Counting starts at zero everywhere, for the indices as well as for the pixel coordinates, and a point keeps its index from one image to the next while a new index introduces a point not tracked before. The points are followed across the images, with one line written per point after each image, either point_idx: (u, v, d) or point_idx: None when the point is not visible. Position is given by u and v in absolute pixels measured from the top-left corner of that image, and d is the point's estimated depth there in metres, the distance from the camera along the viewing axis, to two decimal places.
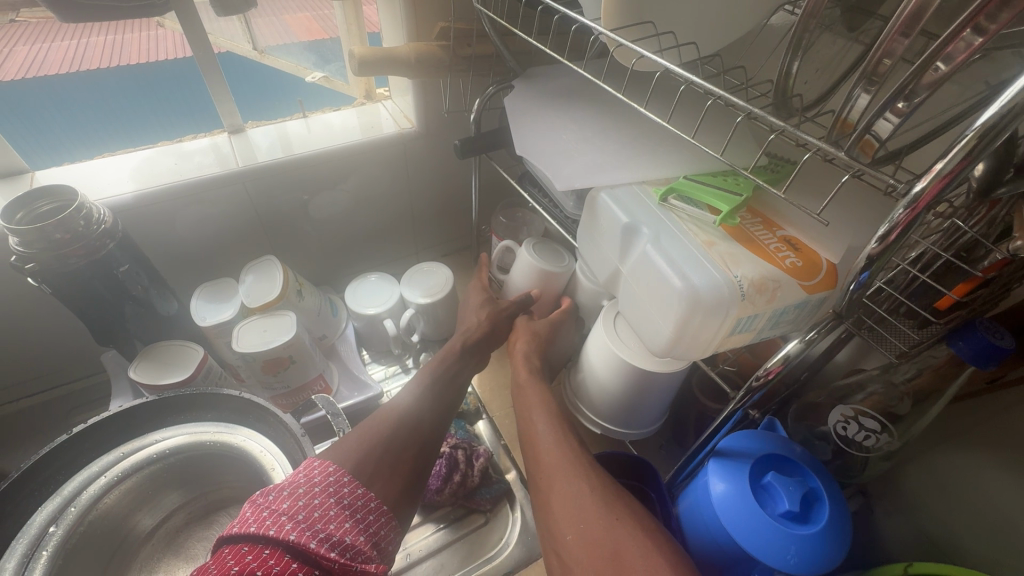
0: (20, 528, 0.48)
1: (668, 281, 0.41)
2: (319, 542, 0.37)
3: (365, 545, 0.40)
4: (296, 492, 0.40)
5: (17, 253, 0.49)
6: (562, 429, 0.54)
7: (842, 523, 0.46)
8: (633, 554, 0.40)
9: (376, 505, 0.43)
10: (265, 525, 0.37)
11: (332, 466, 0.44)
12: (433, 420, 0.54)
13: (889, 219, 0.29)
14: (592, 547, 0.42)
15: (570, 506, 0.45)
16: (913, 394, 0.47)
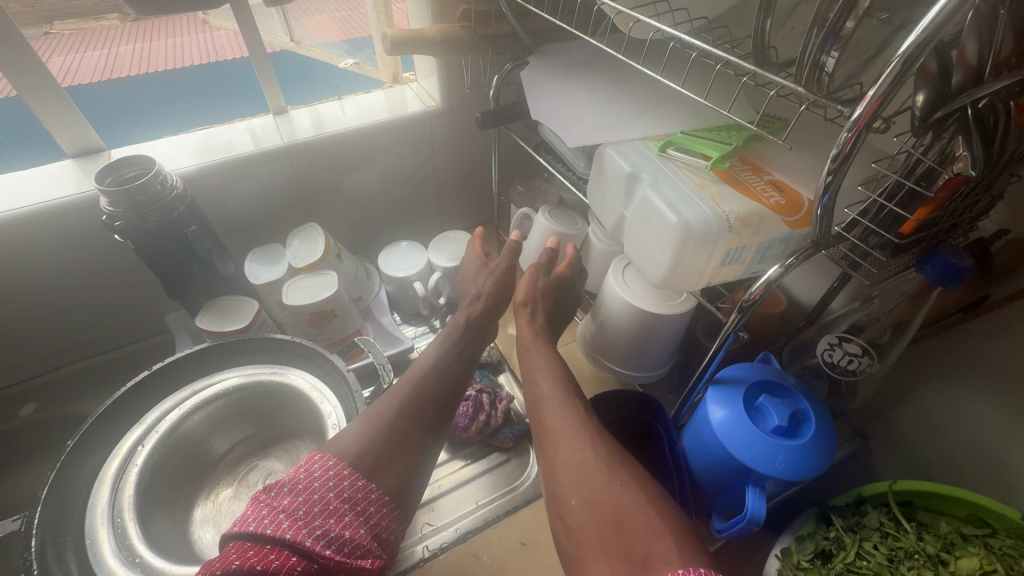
0: (114, 447, 0.57)
1: (664, 220, 0.47)
2: (315, 538, 0.41)
3: (361, 539, 0.44)
4: (297, 488, 0.45)
5: (108, 213, 0.58)
6: (566, 396, 0.58)
7: (826, 438, 0.52)
8: (635, 518, 0.43)
9: (376, 497, 0.47)
10: (263, 524, 0.41)
11: (332, 460, 0.47)
12: (446, 391, 0.59)
13: (838, 144, 0.35)
14: (595, 513, 0.45)
15: (574, 472, 0.49)
16: (894, 324, 0.52)
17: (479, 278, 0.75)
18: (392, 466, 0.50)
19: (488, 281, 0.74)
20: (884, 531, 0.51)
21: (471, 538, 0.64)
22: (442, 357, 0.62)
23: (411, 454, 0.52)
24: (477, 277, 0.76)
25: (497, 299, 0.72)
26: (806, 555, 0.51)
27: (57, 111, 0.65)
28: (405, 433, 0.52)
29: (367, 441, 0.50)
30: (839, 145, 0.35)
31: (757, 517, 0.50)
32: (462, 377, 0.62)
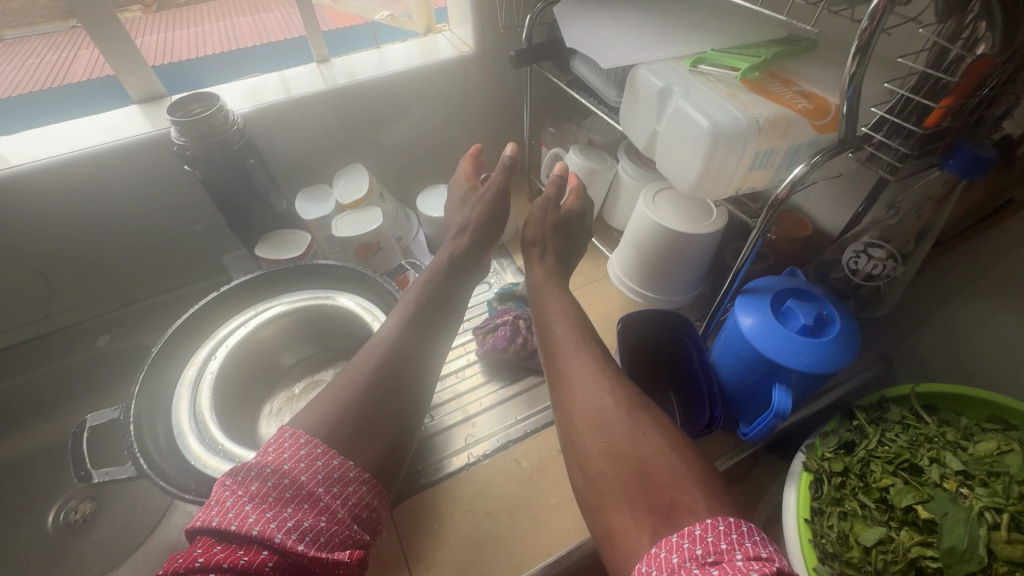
0: (190, 359, 0.63)
1: (696, 128, 0.50)
2: (287, 532, 0.41)
3: (337, 525, 0.44)
4: (266, 473, 0.45)
5: (180, 144, 0.64)
6: (582, 342, 0.59)
7: (850, 337, 0.55)
8: (659, 469, 0.46)
9: (355, 475, 0.47)
10: (228, 518, 0.41)
11: (303, 438, 0.47)
12: (423, 327, 0.60)
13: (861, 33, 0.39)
14: (618, 463, 0.48)
15: (595, 423, 0.51)
16: (919, 231, 0.55)
17: (465, 208, 0.73)
18: (384, 411, 0.52)
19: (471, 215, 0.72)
20: (905, 423, 0.54)
21: (511, 447, 0.69)
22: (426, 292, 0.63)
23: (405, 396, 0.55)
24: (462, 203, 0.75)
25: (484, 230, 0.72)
26: (830, 447, 0.55)
27: (124, 56, 0.70)
28: (394, 378, 0.54)
29: (356, 391, 0.52)
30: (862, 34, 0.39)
31: (784, 410, 0.54)
32: (438, 309, 0.62)
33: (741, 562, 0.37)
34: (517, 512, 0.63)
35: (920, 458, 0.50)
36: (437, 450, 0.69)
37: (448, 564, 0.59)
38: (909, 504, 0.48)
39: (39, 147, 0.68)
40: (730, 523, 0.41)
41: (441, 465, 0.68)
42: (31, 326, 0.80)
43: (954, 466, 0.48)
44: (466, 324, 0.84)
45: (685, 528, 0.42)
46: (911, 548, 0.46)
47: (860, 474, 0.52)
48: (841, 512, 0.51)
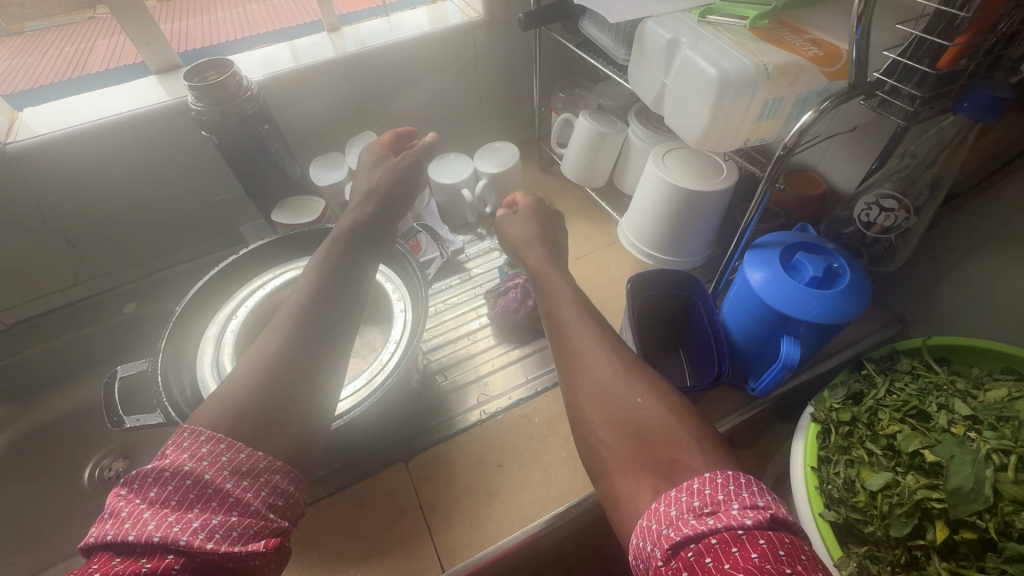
0: (212, 319, 0.65)
1: (705, 78, 0.50)
2: (195, 531, 0.38)
3: (252, 517, 0.41)
4: (164, 476, 0.41)
5: (197, 109, 0.65)
6: (581, 311, 0.59)
7: (861, 289, 0.55)
8: (657, 430, 0.47)
9: (267, 463, 0.44)
10: (125, 529, 0.37)
11: (204, 433, 0.44)
12: (327, 283, 0.57)
13: None
14: (617, 429, 0.49)
15: (593, 392, 0.52)
16: (933, 182, 0.54)
17: (374, 170, 0.72)
18: (303, 369, 0.50)
19: (380, 179, 0.71)
20: (915, 373, 0.54)
21: (522, 405, 0.71)
22: (335, 255, 0.60)
23: (320, 352, 0.52)
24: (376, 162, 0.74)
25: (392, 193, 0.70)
26: (838, 398, 0.55)
27: (143, 27, 0.72)
28: (306, 339, 0.52)
29: (268, 364, 0.49)
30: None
31: (792, 360, 0.55)
32: (359, 246, 0.63)
33: (736, 511, 0.38)
34: (529, 464, 0.65)
35: (929, 405, 0.50)
36: (450, 408, 0.71)
37: (462, 513, 0.62)
38: (915, 449, 0.48)
39: (65, 116, 0.71)
40: (727, 475, 0.41)
41: (454, 421, 0.69)
42: (62, 293, 0.84)
43: (963, 412, 0.48)
44: (478, 290, 0.86)
45: (683, 484, 0.42)
46: (918, 490, 0.46)
47: (868, 423, 0.52)
48: (849, 460, 0.52)
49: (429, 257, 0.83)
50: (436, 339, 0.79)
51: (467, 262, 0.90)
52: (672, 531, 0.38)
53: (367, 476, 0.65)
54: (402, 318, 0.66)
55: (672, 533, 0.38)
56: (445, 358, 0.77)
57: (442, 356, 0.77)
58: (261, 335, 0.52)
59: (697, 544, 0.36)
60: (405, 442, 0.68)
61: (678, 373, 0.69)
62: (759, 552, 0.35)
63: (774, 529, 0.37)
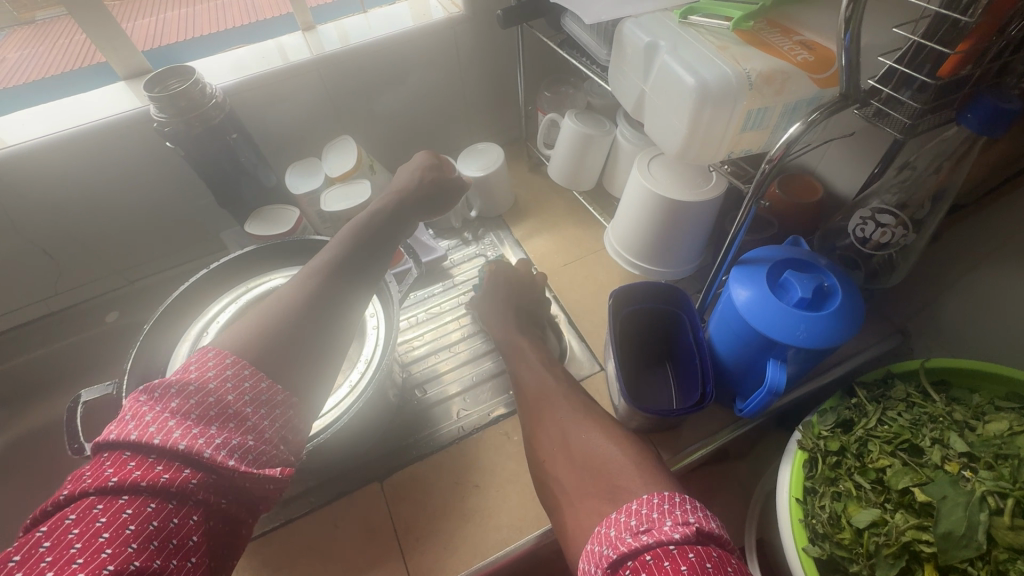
0: (183, 336, 0.63)
1: (682, 86, 0.46)
2: (216, 447, 0.39)
3: (267, 443, 0.42)
4: (187, 390, 0.41)
5: (159, 120, 0.63)
6: (545, 364, 0.65)
7: (852, 311, 0.51)
8: (604, 461, 0.50)
9: (283, 398, 0.44)
10: (149, 433, 0.37)
11: (230, 357, 0.44)
12: (350, 257, 0.56)
13: None
14: (568, 464, 0.52)
15: (548, 433, 0.56)
16: (934, 195, 0.51)
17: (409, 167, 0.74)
18: (310, 331, 0.48)
19: (415, 180, 0.71)
20: (910, 402, 0.51)
21: (502, 422, 0.69)
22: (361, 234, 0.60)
23: (334, 321, 0.51)
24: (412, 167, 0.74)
25: (428, 193, 0.71)
26: (827, 425, 0.52)
27: (105, 31, 0.69)
28: (335, 295, 0.52)
29: (300, 306, 0.49)
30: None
31: (777, 386, 0.52)
32: (398, 219, 0.65)
33: (667, 527, 0.39)
34: (506, 485, 0.63)
35: (922, 439, 0.47)
36: (430, 423, 0.69)
37: (436, 533, 0.60)
38: (906, 486, 0.45)
39: (30, 126, 0.69)
40: (663, 495, 0.43)
41: (432, 438, 0.68)
42: (42, 304, 0.83)
43: (958, 448, 0.45)
44: (461, 298, 0.83)
45: (625, 505, 0.44)
46: (906, 531, 0.43)
47: (857, 454, 0.49)
48: (836, 493, 0.48)
49: (404, 266, 0.80)
50: (418, 350, 0.78)
51: (452, 269, 0.87)
52: (611, 550, 0.40)
53: (341, 496, 0.64)
54: (375, 334, 0.64)
55: (608, 552, 0.40)
56: (426, 370, 0.75)
57: (423, 368, 0.75)
58: (283, 287, 0.52)
59: (633, 561, 0.38)
60: (383, 459, 0.66)
61: (665, 392, 0.66)
62: (688, 564, 0.36)
63: (703, 543, 0.38)
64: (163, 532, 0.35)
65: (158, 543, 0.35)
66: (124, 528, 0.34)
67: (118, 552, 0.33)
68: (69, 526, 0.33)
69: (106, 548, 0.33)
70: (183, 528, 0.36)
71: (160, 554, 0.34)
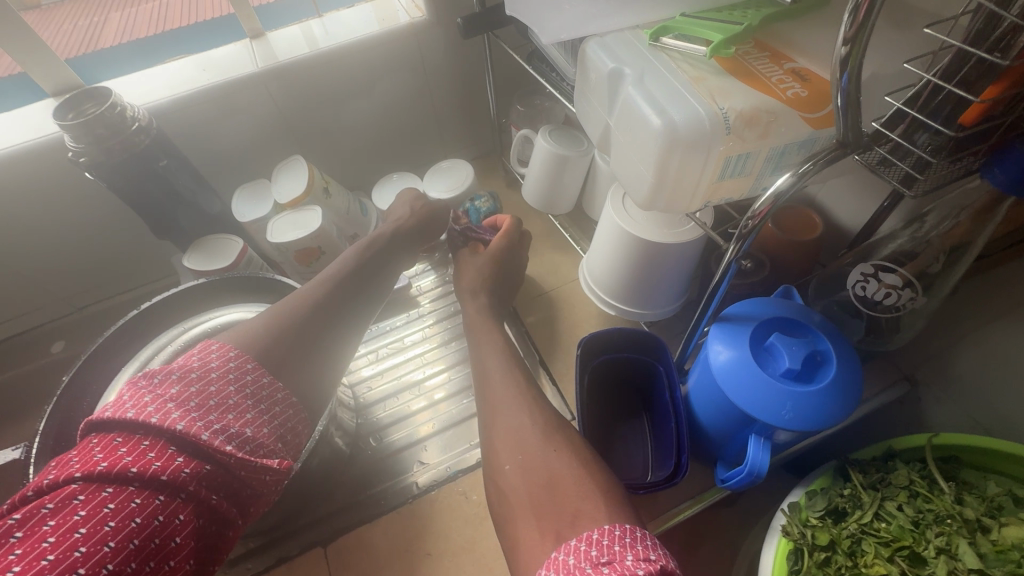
0: (111, 385, 0.58)
1: (647, 124, 0.39)
2: (214, 432, 0.38)
3: (266, 437, 0.41)
4: (190, 377, 0.40)
5: (73, 148, 0.57)
6: (511, 361, 0.54)
7: (848, 385, 0.44)
8: (566, 483, 0.40)
9: (283, 397, 0.44)
10: (146, 413, 0.36)
11: (233, 351, 0.44)
12: (360, 268, 0.58)
13: (855, 2, 0.26)
14: (530, 474, 0.42)
15: (511, 436, 0.46)
16: (949, 249, 0.43)
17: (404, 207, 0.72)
18: (312, 345, 0.48)
19: (407, 213, 0.70)
20: (914, 491, 0.44)
21: (461, 478, 0.63)
22: (372, 245, 0.62)
23: (340, 338, 0.52)
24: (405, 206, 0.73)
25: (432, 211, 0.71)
26: (816, 512, 0.45)
27: (22, 46, 0.62)
28: (342, 307, 0.53)
29: (309, 312, 0.50)
30: (856, 3, 0.26)
31: (760, 469, 0.45)
32: (418, 237, 0.67)
33: (629, 562, 0.33)
34: (461, 553, 0.58)
35: (926, 546, 0.40)
36: (383, 477, 0.64)
37: None
38: None
39: None
40: (626, 528, 0.36)
41: (383, 495, 0.62)
42: None
43: (969, 562, 0.38)
44: (425, 331, 0.77)
45: (585, 533, 0.36)
46: None
47: (849, 552, 0.42)
48: None
49: None
50: (375, 391, 0.71)
51: (419, 297, 0.81)
52: None
53: (280, 562, 0.59)
54: None
55: None
56: (381, 416, 0.68)
57: (378, 414, 0.69)
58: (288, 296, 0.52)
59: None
60: (329, 518, 0.61)
61: (641, 452, 0.59)
62: None
63: None
64: (146, 530, 0.33)
65: (138, 542, 0.32)
66: (103, 524, 0.32)
67: (92, 552, 0.31)
68: (45, 517, 0.31)
69: (79, 546, 0.30)
70: (167, 527, 0.34)
71: (139, 555, 0.32)
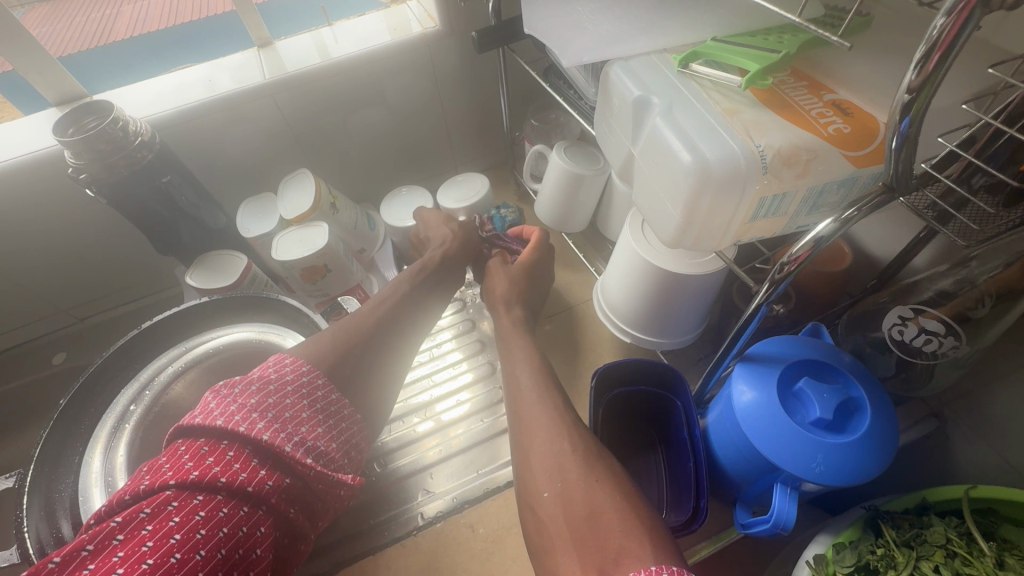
0: (109, 407, 0.57)
1: (676, 160, 0.36)
2: (294, 445, 0.39)
3: (336, 451, 0.42)
4: (268, 389, 0.41)
5: (73, 164, 0.55)
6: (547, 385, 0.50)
7: (882, 436, 0.41)
8: (608, 516, 0.36)
9: (349, 413, 0.45)
10: (234, 421, 0.38)
11: (305, 366, 0.44)
12: (407, 295, 0.56)
13: (927, 38, 0.23)
14: (568, 502, 0.38)
15: (550, 464, 0.42)
16: (996, 293, 0.41)
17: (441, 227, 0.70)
18: (373, 360, 0.48)
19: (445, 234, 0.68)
20: (951, 551, 0.41)
21: (468, 509, 0.61)
22: (421, 273, 0.60)
23: (382, 365, 0.49)
24: (439, 225, 0.70)
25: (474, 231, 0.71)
26: (845, 567, 0.42)
27: (25, 55, 0.60)
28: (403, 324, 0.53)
29: (377, 328, 0.51)
30: (927, 41, 0.24)
31: (786, 521, 0.42)
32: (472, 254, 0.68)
33: None
34: None
35: None
36: (388, 506, 0.62)
37: None
38: None
39: None
40: (669, 567, 0.32)
41: (386, 526, 0.60)
42: None
43: None
44: (433, 351, 0.75)
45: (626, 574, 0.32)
46: None
47: None
48: None
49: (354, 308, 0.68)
50: None
51: None
52: None
53: None
54: None
55: None
56: (387, 440, 0.66)
57: (383, 437, 0.66)
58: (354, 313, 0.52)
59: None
60: (331, 549, 0.59)
61: (654, 490, 0.56)
62: None
63: None
64: (232, 540, 0.34)
65: (225, 552, 0.33)
66: (195, 532, 0.32)
67: (186, 559, 0.31)
68: (144, 521, 0.32)
69: (175, 552, 0.31)
70: (251, 538, 0.35)
71: (227, 563, 0.33)
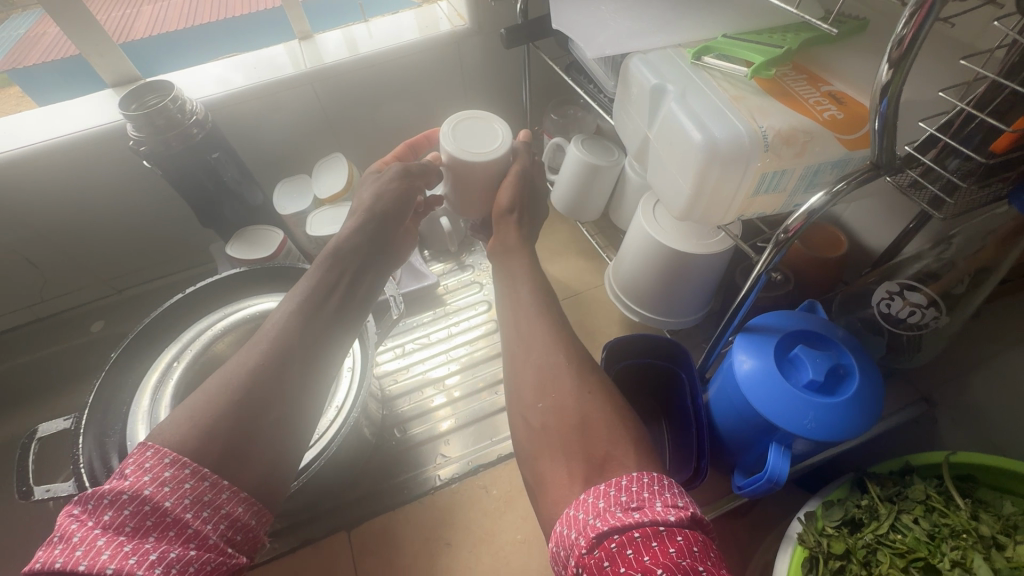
0: (153, 363, 0.61)
1: (688, 139, 0.41)
2: (150, 566, 0.32)
3: (215, 551, 0.35)
4: (123, 499, 0.34)
5: (134, 138, 0.60)
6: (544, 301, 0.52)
7: (868, 398, 0.46)
8: (600, 425, 0.41)
9: (235, 495, 0.37)
10: (75, 558, 0.31)
11: (168, 454, 0.36)
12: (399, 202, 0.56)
13: (896, 35, 0.28)
14: (563, 417, 0.43)
15: (546, 375, 0.46)
16: (974, 272, 0.45)
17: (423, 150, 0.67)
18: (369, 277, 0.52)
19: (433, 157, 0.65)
20: (930, 506, 0.45)
21: (481, 472, 0.65)
22: (414, 184, 0.58)
23: None
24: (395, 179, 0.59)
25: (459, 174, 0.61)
26: (832, 522, 0.46)
27: (90, 37, 0.65)
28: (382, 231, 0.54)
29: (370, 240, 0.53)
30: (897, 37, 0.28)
31: (779, 477, 0.46)
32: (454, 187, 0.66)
33: (660, 506, 0.34)
34: (480, 546, 0.60)
35: (941, 559, 0.42)
36: (407, 467, 0.66)
37: None
38: None
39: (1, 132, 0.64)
40: (654, 475, 0.37)
41: (405, 485, 0.64)
42: (29, 310, 0.81)
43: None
44: (450, 329, 0.79)
45: (614, 478, 0.37)
46: None
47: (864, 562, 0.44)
48: None
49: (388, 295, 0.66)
50: (399, 384, 0.73)
51: (446, 295, 0.83)
52: (598, 521, 0.33)
53: (305, 544, 0.61)
54: (349, 377, 0.56)
55: (595, 525, 0.33)
56: (405, 408, 0.70)
57: (402, 406, 0.71)
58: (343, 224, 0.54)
59: (621, 534, 0.32)
60: (354, 504, 0.63)
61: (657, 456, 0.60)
62: (677, 547, 0.32)
63: (693, 528, 0.34)
64: None
65: None
66: None
67: None
68: None
69: None
70: None
71: None
